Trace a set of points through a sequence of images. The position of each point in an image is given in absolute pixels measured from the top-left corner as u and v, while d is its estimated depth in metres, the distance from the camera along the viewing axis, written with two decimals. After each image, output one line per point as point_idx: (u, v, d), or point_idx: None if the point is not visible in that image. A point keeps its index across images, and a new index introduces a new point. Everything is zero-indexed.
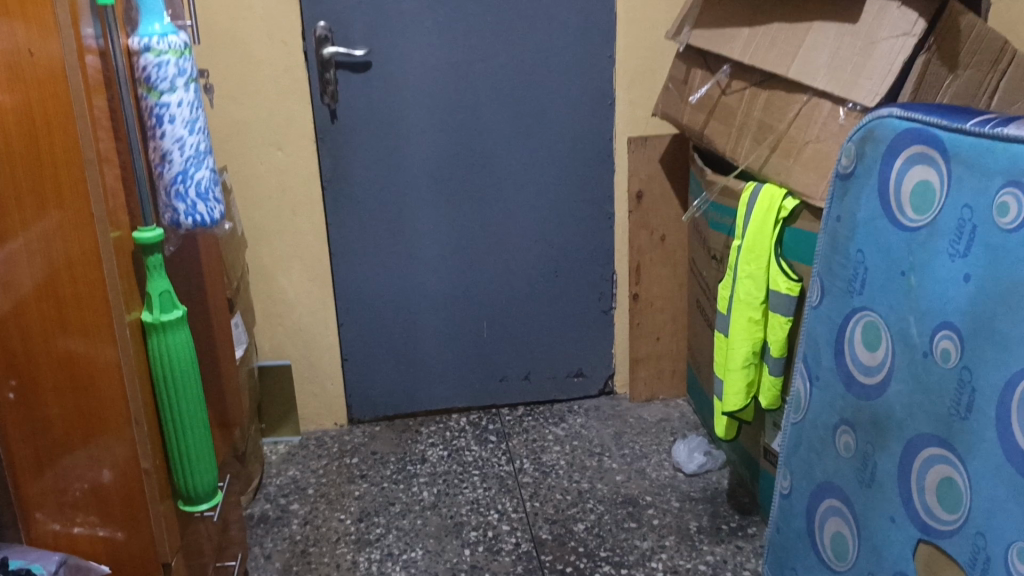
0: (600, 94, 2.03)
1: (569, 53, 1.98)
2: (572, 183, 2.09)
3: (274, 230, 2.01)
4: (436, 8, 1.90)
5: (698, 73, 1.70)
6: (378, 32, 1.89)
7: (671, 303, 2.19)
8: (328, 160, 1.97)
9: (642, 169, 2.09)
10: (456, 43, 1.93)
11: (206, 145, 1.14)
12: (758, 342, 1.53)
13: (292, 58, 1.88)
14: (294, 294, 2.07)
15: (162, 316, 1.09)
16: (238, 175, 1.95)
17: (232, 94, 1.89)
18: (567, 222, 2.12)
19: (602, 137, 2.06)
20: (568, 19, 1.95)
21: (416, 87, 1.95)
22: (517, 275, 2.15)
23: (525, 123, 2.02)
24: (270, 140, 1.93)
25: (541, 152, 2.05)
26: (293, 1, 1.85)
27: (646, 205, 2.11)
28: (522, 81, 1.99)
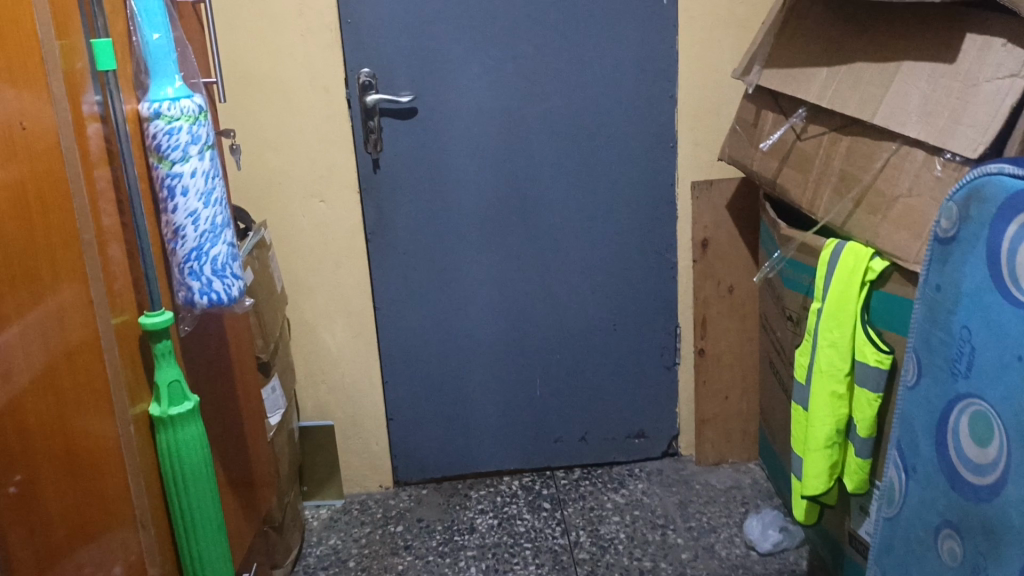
0: (661, 137, 1.89)
1: (628, 94, 1.85)
2: (631, 232, 1.95)
3: (316, 285, 1.91)
4: (485, 50, 1.79)
5: (769, 115, 1.55)
6: (424, 76, 1.79)
7: (740, 359, 2.02)
8: (372, 211, 1.87)
9: (708, 216, 1.93)
10: (507, 86, 1.82)
11: (224, 217, 1.04)
12: (842, 420, 1.36)
13: (334, 106, 1.79)
14: (337, 351, 1.96)
15: (171, 409, 0.99)
16: (278, 228, 1.86)
17: (273, 145, 1.81)
18: (626, 273, 1.97)
19: (664, 182, 1.92)
20: (626, 57, 1.82)
21: (464, 133, 1.84)
22: (573, 329, 2.01)
23: (580, 169, 1.89)
24: (311, 191, 1.84)
25: (597, 200, 1.92)
26: (335, 46, 1.76)
27: (712, 255, 1.96)
28: (577, 125, 1.86)
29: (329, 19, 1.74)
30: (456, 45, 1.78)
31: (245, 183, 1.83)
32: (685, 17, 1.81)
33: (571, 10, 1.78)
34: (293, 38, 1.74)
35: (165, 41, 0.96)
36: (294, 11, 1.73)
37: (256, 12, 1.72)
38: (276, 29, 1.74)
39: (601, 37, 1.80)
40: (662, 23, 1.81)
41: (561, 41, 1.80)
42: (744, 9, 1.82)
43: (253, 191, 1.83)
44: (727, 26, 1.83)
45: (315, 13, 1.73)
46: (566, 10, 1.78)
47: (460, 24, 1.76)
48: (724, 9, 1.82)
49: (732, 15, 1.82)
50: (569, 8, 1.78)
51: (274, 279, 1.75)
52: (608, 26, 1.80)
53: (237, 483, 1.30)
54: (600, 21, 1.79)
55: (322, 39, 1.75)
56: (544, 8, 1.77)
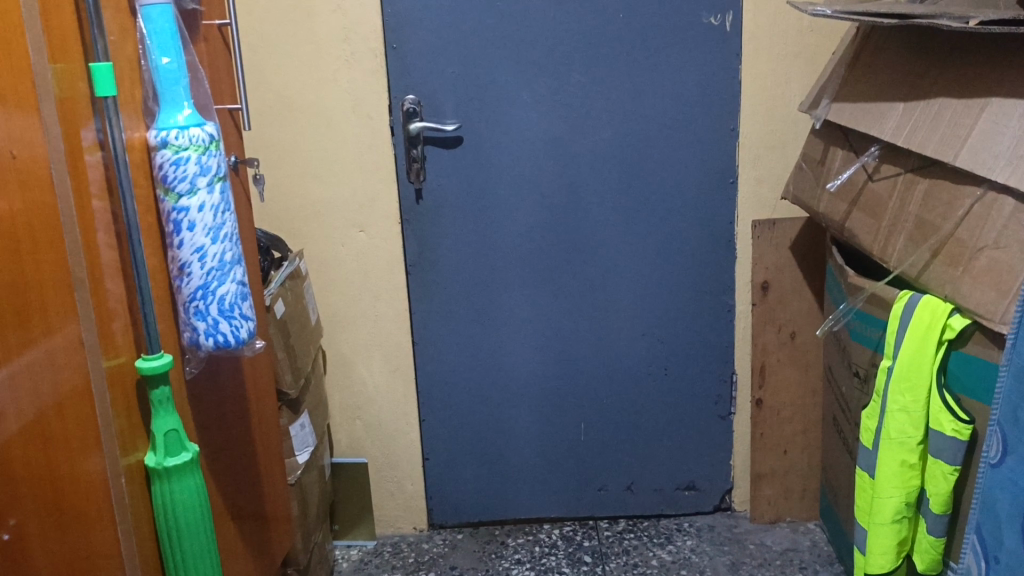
0: (720, 172, 1.77)
1: (686, 126, 1.74)
2: (686, 272, 1.83)
3: (354, 318, 1.84)
4: (536, 77, 1.71)
5: (838, 153, 1.43)
6: (471, 104, 1.71)
7: (801, 411, 1.88)
8: (413, 243, 1.79)
9: (769, 257, 1.81)
10: (557, 116, 1.73)
11: (234, 254, 0.97)
12: (913, 492, 1.23)
13: (378, 133, 1.73)
14: (374, 386, 1.89)
15: (166, 460, 0.91)
16: (317, 257, 1.80)
17: (314, 172, 1.75)
18: (680, 316, 1.86)
19: (723, 220, 1.80)
20: (685, 88, 1.72)
21: (511, 164, 1.76)
22: (621, 372, 1.90)
23: (633, 204, 1.79)
24: (352, 221, 1.78)
25: (651, 237, 1.81)
26: (380, 72, 1.70)
27: (774, 298, 1.83)
28: (631, 158, 1.76)
29: (374, 44, 1.68)
30: (504, 72, 1.70)
31: (285, 210, 1.78)
32: (750, 46, 1.70)
33: (627, 38, 1.69)
34: (337, 63, 1.69)
35: (175, 65, 0.90)
36: (339, 35, 1.67)
37: (301, 36, 1.68)
38: (320, 53, 1.69)
39: (659, 66, 1.71)
40: (724, 52, 1.70)
41: (617, 70, 1.71)
42: (814, 38, 1.70)
43: (293, 218, 1.78)
44: (795, 55, 1.71)
45: (360, 38, 1.67)
46: (622, 37, 1.69)
47: (510, 50, 1.68)
48: (792, 38, 1.70)
49: (801, 44, 1.71)
50: (625, 35, 1.69)
51: (309, 312, 1.69)
52: (666, 55, 1.70)
53: (250, 529, 1.22)
54: (658, 49, 1.70)
55: (367, 64, 1.69)
56: (597, 35, 1.69)
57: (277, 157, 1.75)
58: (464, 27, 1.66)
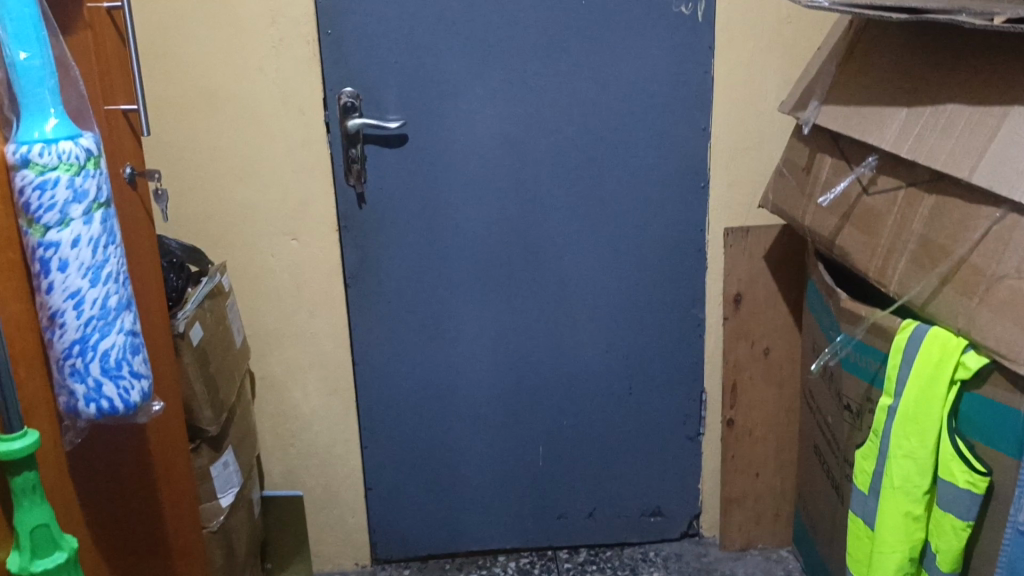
0: (691, 175, 1.62)
1: (654, 125, 1.59)
2: (653, 284, 1.68)
3: (286, 336, 1.65)
4: (489, 70, 1.53)
5: (827, 160, 1.28)
6: (416, 98, 1.53)
7: (775, 432, 1.75)
8: (352, 254, 1.60)
9: (742, 267, 1.67)
10: (513, 112, 1.56)
11: (121, 298, 0.78)
12: (916, 545, 1.10)
13: (312, 130, 1.54)
14: (310, 411, 1.70)
15: (34, 565, 0.73)
16: (244, 270, 1.60)
17: (239, 174, 1.55)
18: (646, 331, 1.71)
19: (694, 227, 1.65)
20: (654, 83, 1.56)
21: (462, 166, 1.58)
22: (582, 392, 1.74)
23: (596, 211, 1.63)
24: (283, 229, 1.58)
25: (615, 246, 1.65)
26: (313, 61, 1.50)
27: (747, 312, 1.69)
28: (594, 159, 1.60)
29: (305, 29, 1.48)
30: (454, 63, 1.51)
31: (205, 217, 1.57)
32: (724, 38, 1.55)
33: (590, 26, 1.52)
34: (263, 51, 1.49)
35: (37, 62, 0.71)
36: (265, 19, 1.47)
37: (221, 20, 1.47)
38: (244, 39, 1.48)
39: (625, 58, 1.54)
40: (697, 43, 1.54)
41: (579, 62, 1.54)
42: (793, 30, 1.56)
43: (215, 226, 1.57)
44: (772, 48, 1.56)
45: (290, 23, 1.48)
46: (585, 26, 1.52)
47: (459, 39, 1.50)
48: (769, 29, 1.55)
49: (779, 36, 1.56)
50: (588, 23, 1.52)
51: (233, 334, 1.49)
52: (633, 47, 1.54)
53: None
54: (625, 39, 1.53)
55: (297, 53, 1.49)
56: (557, 23, 1.51)
57: (195, 158, 1.53)
58: (407, 12, 1.48)
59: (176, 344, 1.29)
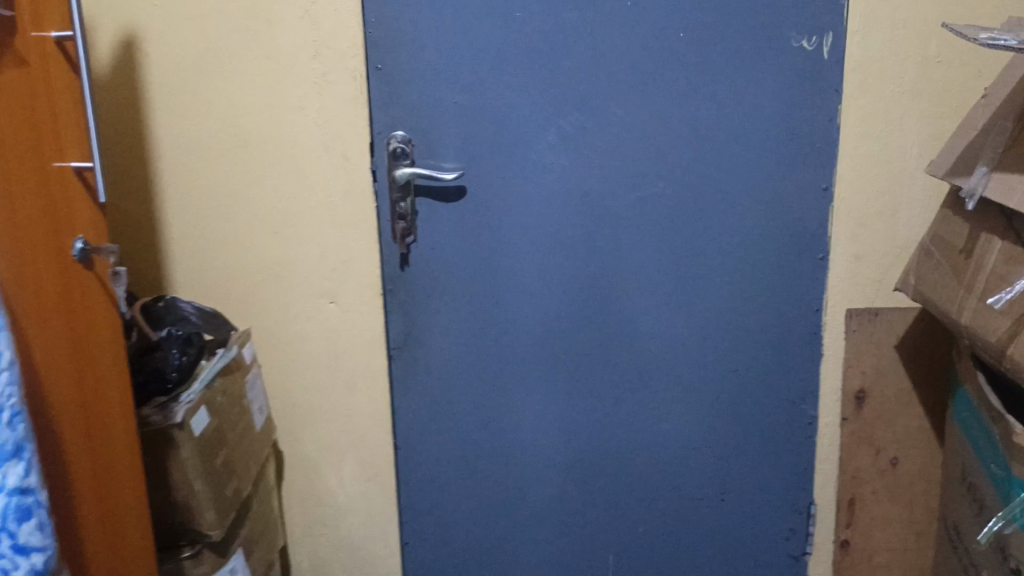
0: (808, 245, 1.33)
1: (763, 183, 1.31)
2: (755, 372, 1.40)
3: (320, 414, 1.43)
4: (566, 114, 1.29)
5: (998, 245, 0.98)
6: (478, 145, 1.30)
7: (902, 559, 1.43)
8: (397, 323, 1.38)
9: (868, 358, 1.37)
10: (591, 164, 1.31)
11: (2, 447, 0.61)
12: None
13: (356, 180, 1.32)
14: (345, 500, 1.48)
15: None
16: (274, 337, 1.39)
17: (272, 227, 1.35)
18: (744, 427, 1.42)
19: (809, 307, 1.36)
20: (764, 133, 1.29)
21: (530, 227, 1.34)
22: (663, 495, 1.47)
23: (689, 283, 1.36)
24: (319, 291, 1.37)
25: (710, 326, 1.38)
26: (359, 100, 1.29)
27: (872, 414, 1.39)
28: (690, 223, 1.33)
29: (353, 64, 1.27)
30: (523, 105, 1.28)
31: (233, 276, 1.37)
32: (854, 81, 1.27)
33: (690, 65, 1.26)
34: (304, 88, 1.29)
35: None
36: (307, 51, 1.27)
37: (257, 52, 1.27)
38: (281, 74, 1.28)
39: (731, 103, 1.28)
40: (820, 87, 1.27)
41: (674, 107, 1.28)
42: (942, 72, 1.27)
43: (242, 286, 1.37)
44: (916, 95, 1.28)
45: (335, 55, 1.27)
46: (683, 63, 1.26)
47: (532, 77, 1.27)
48: (912, 73, 1.27)
49: (924, 80, 1.27)
50: (688, 61, 1.26)
51: (254, 416, 1.28)
52: (742, 89, 1.27)
53: None
54: (731, 81, 1.27)
55: (342, 90, 1.28)
56: (650, 60, 1.26)
57: (222, 207, 1.34)
58: (472, 44, 1.25)
59: (173, 435, 1.07)
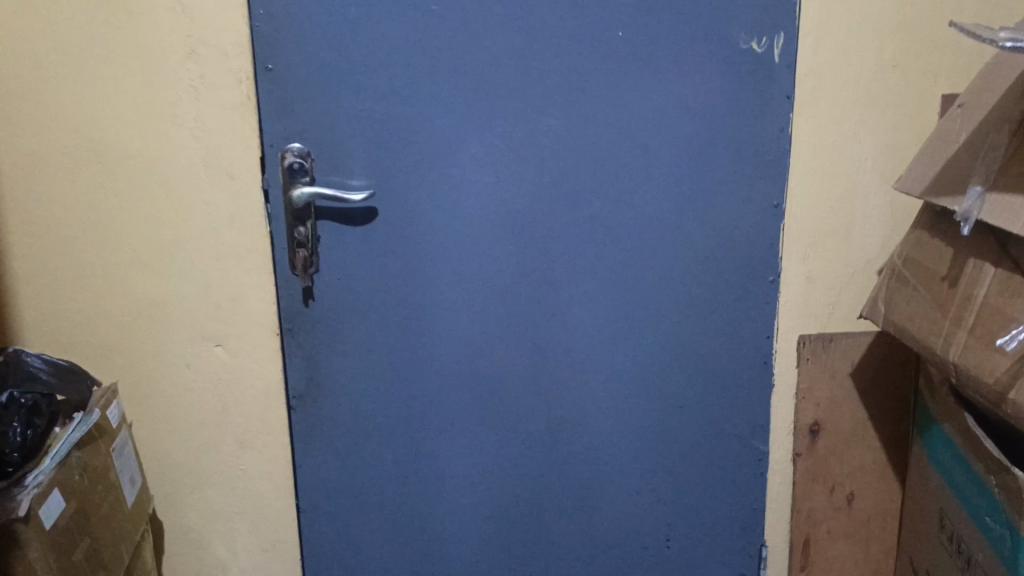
0: (758, 268, 1.21)
1: (711, 201, 1.18)
2: (703, 408, 1.27)
3: (206, 476, 1.21)
4: (492, 124, 1.12)
5: (994, 274, 0.87)
6: (390, 159, 1.12)
7: None
8: (298, 367, 1.18)
9: (822, 389, 1.27)
10: (522, 181, 1.15)
11: None
12: None
13: (244, 203, 1.12)
14: (240, 571, 1.27)
15: None
16: (148, 390, 1.17)
17: (142, 259, 1.12)
18: (691, 469, 1.29)
19: (759, 336, 1.24)
20: (712, 145, 1.16)
21: (453, 254, 1.17)
22: (603, 546, 1.32)
23: (631, 313, 1.22)
24: (202, 333, 1.15)
25: (654, 359, 1.24)
26: (246, 107, 1.09)
27: (825, 449, 1.29)
28: (632, 247, 1.19)
29: (237, 64, 1.07)
30: (442, 113, 1.11)
31: (95, 320, 1.13)
32: (806, 88, 1.16)
33: (631, 68, 1.12)
34: (178, 93, 1.07)
35: None
36: (180, 48, 1.06)
37: (118, 49, 1.05)
38: (150, 76, 1.06)
39: (675, 113, 1.14)
40: (771, 93, 1.14)
41: (613, 116, 1.13)
42: (897, 79, 1.17)
43: (104, 329, 1.14)
44: (870, 103, 1.18)
45: (215, 54, 1.06)
46: (623, 66, 1.12)
47: (452, 81, 1.09)
48: (865, 79, 1.17)
49: (877, 88, 1.17)
50: (628, 64, 1.12)
51: (124, 489, 1.05)
52: (687, 96, 1.13)
53: None
54: (676, 87, 1.13)
55: (225, 95, 1.08)
56: (586, 62, 1.11)
57: (78, 238, 1.10)
58: (381, 42, 1.07)
59: (18, 531, 0.84)
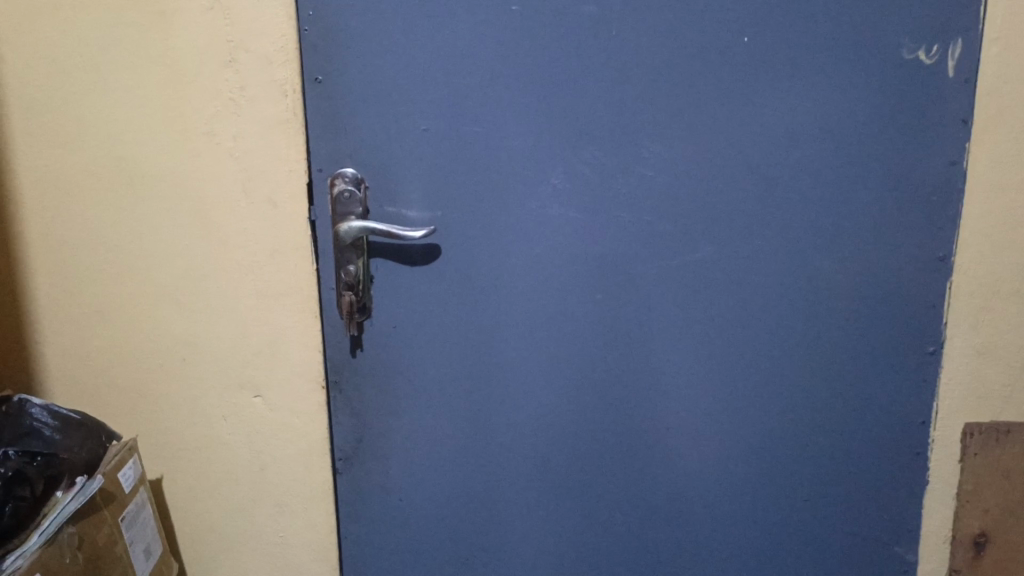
0: (910, 334, 0.97)
1: (851, 249, 0.95)
2: (831, 501, 1.03)
3: (242, 540, 1.07)
4: (580, 149, 0.92)
5: None
6: (456, 190, 0.94)
7: None
8: (347, 425, 1.02)
9: (990, 492, 1.01)
10: (615, 220, 0.95)
11: None
12: None
13: (288, 235, 0.96)
14: None
15: None
16: (180, 440, 1.03)
17: (174, 295, 0.98)
18: (809, 570, 1.06)
19: (909, 419, 0.99)
20: (856, 179, 0.93)
21: (528, 304, 0.98)
22: None
23: (743, 381, 1.00)
24: (239, 381, 1.01)
25: (772, 438, 1.02)
26: (291, 124, 0.92)
27: (992, 563, 1.03)
28: (748, 303, 0.97)
29: (282, 74, 0.91)
30: (521, 135, 0.92)
31: (127, 360, 1.01)
32: (990, 110, 0.90)
33: (757, 83, 0.90)
34: (215, 107, 0.92)
35: None
36: (217, 54, 0.90)
37: (150, 55, 0.91)
38: (184, 86, 0.92)
39: (813, 139, 0.92)
40: (937, 117, 0.90)
41: (731, 142, 0.92)
42: None
43: (135, 371, 1.01)
44: None
45: (257, 62, 0.90)
46: (747, 80, 0.90)
47: (534, 97, 0.91)
48: None
49: None
50: (753, 78, 0.90)
51: (136, 563, 0.92)
52: (827, 118, 0.91)
53: None
54: (817, 107, 0.91)
55: (267, 110, 0.92)
56: (701, 75, 0.90)
57: (106, 267, 0.98)
58: (450, 50, 0.89)
59: None
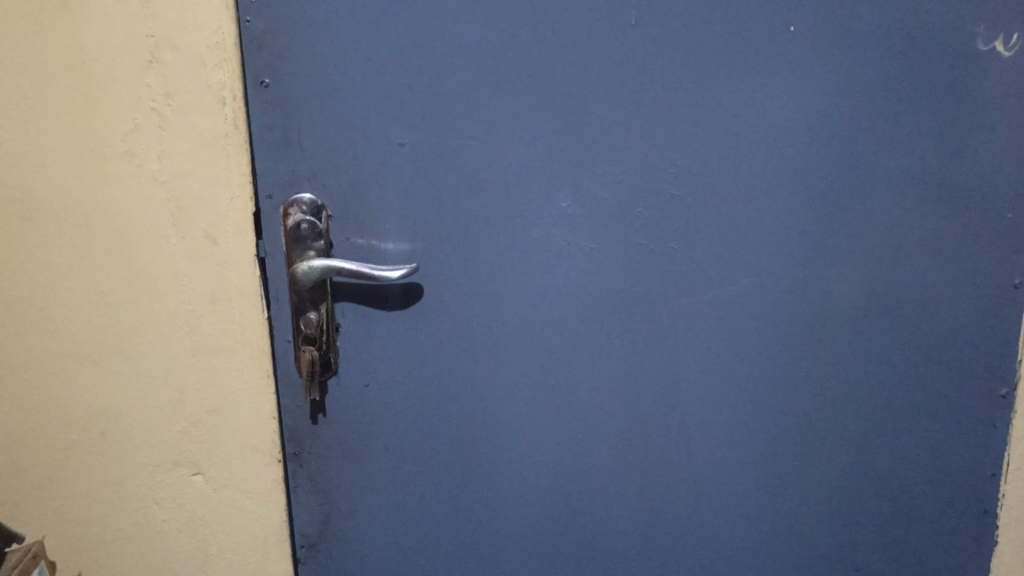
0: (976, 373, 0.83)
1: (911, 277, 0.80)
2: (881, 565, 0.89)
3: None
4: (591, 165, 0.76)
5: None
6: (442, 219, 0.76)
7: None
8: (312, 504, 0.84)
9: None
10: (633, 248, 0.78)
11: None
12: None
13: (230, 278, 0.77)
14: None
15: None
16: (103, 529, 0.84)
17: (88, 354, 0.79)
18: None
19: (974, 470, 0.86)
20: (919, 196, 0.78)
21: (529, 351, 0.81)
22: None
23: (783, 434, 0.84)
24: (175, 455, 0.82)
25: (815, 497, 0.87)
26: (231, 139, 0.73)
27: None
28: (790, 343, 0.81)
29: (217, 77, 0.72)
30: (520, 150, 0.75)
31: (31, 435, 0.81)
32: None
33: (806, 81, 0.74)
34: (133, 119, 0.73)
35: None
36: (133, 52, 0.71)
37: (46, 55, 0.71)
38: (92, 93, 0.72)
39: (870, 147, 0.76)
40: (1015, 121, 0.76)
41: (774, 154, 0.76)
42: None
43: (43, 448, 0.81)
44: None
45: (185, 62, 0.71)
46: (795, 78, 0.74)
47: (534, 104, 0.74)
48: None
49: None
50: (801, 76, 0.74)
51: None
52: (886, 122, 0.76)
53: None
54: (875, 110, 0.75)
55: (200, 121, 0.73)
56: (738, 72, 0.74)
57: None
58: (432, 46, 0.72)
59: None
